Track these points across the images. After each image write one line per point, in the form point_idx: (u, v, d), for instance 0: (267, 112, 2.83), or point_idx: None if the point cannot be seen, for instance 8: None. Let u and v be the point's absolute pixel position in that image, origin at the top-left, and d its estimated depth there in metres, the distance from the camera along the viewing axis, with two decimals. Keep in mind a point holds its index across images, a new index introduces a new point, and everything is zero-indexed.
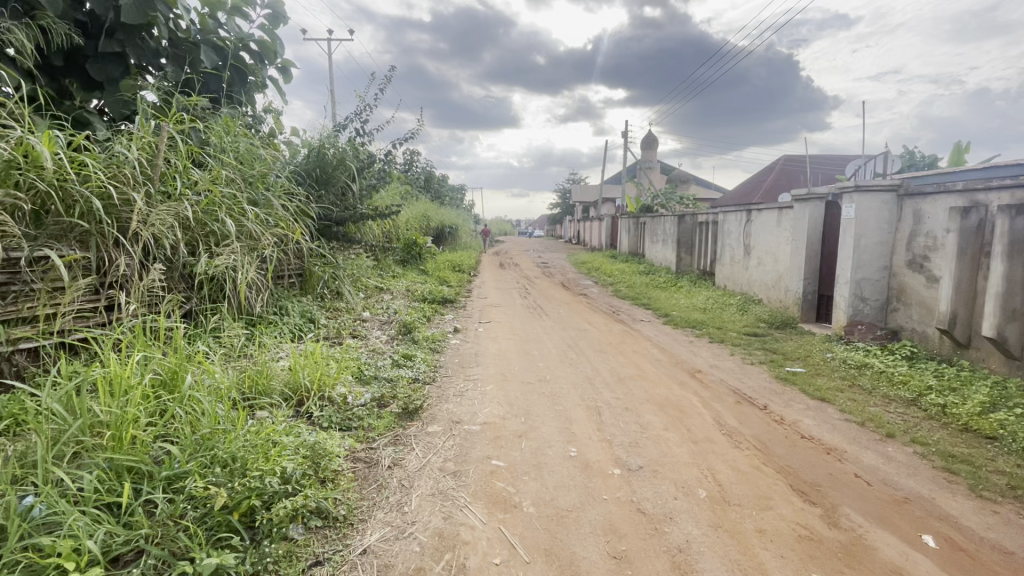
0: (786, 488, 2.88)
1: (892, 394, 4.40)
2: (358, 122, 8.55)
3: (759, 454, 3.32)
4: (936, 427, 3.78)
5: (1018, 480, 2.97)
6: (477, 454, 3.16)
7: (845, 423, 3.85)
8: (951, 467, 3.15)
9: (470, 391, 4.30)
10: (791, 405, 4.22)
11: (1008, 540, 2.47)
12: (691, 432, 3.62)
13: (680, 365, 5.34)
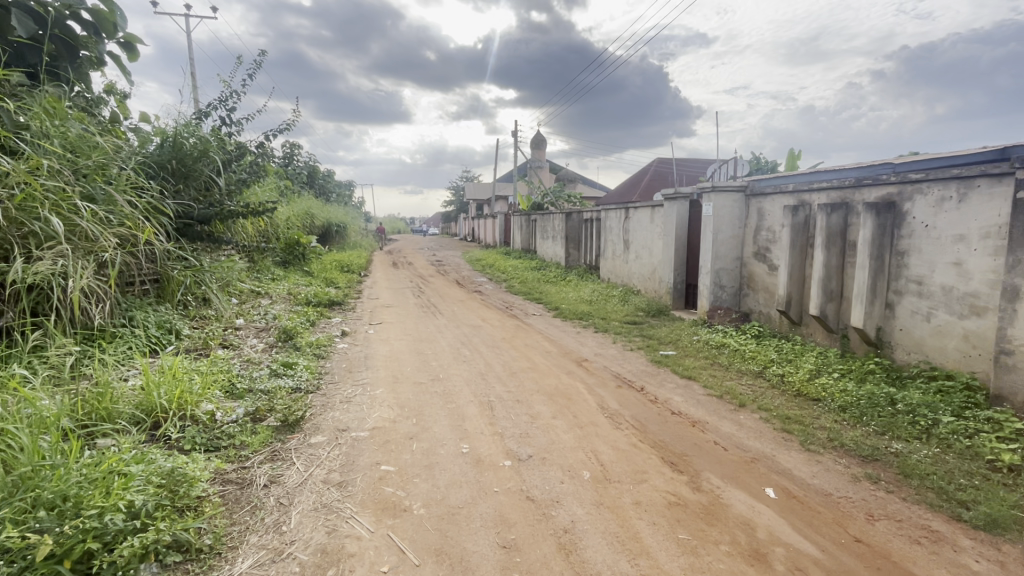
0: (659, 461, 3.17)
1: (744, 369, 5.04)
2: (224, 110, 7.77)
3: (636, 432, 3.61)
4: (777, 394, 4.41)
5: (835, 432, 3.56)
6: (365, 461, 3.03)
7: (707, 397, 4.34)
8: (788, 427, 3.69)
9: (358, 397, 4.12)
10: (664, 385, 4.64)
11: (827, 484, 2.96)
12: (577, 417, 3.82)
13: (568, 355, 5.61)
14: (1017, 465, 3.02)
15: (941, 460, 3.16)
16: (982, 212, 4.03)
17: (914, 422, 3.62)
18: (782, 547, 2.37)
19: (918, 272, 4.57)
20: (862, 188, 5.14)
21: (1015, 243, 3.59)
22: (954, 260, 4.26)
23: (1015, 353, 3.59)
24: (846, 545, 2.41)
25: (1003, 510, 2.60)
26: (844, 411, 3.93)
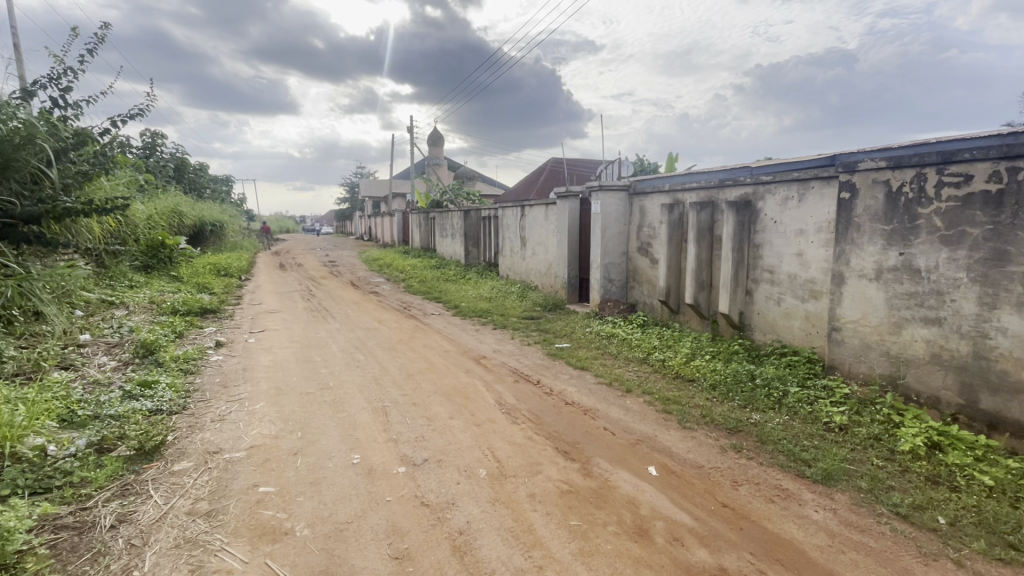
0: (553, 451, 3.27)
1: (630, 356, 5.40)
2: (56, 91, 6.62)
3: (532, 425, 3.69)
4: (659, 377, 4.77)
5: (707, 409, 3.94)
6: (240, 485, 2.75)
7: (598, 386, 4.57)
8: (667, 408, 4.01)
9: (233, 414, 3.73)
10: (559, 377, 4.81)
11: (700, 457, 3.25)
12: (475, 416, 3.81)
13: (467, 354, 5.59)
14: (845, 425, 3.56)
15: (790, 426, 3.62)
16: (816, 210, 4.69)
17: (769, 395, 4.11)
18: (661, 520, 2.55)
19: (770, 263, 5.20)
20: (725, 188, 5.73)
21: (840, 236, 4.21)
22: (796, 252, 4.91)
23: (842, 329, 4.22)
24: (715, 511, 2.66)
25: (835, 464, 3.04)
26: (714, 389, 4.36)
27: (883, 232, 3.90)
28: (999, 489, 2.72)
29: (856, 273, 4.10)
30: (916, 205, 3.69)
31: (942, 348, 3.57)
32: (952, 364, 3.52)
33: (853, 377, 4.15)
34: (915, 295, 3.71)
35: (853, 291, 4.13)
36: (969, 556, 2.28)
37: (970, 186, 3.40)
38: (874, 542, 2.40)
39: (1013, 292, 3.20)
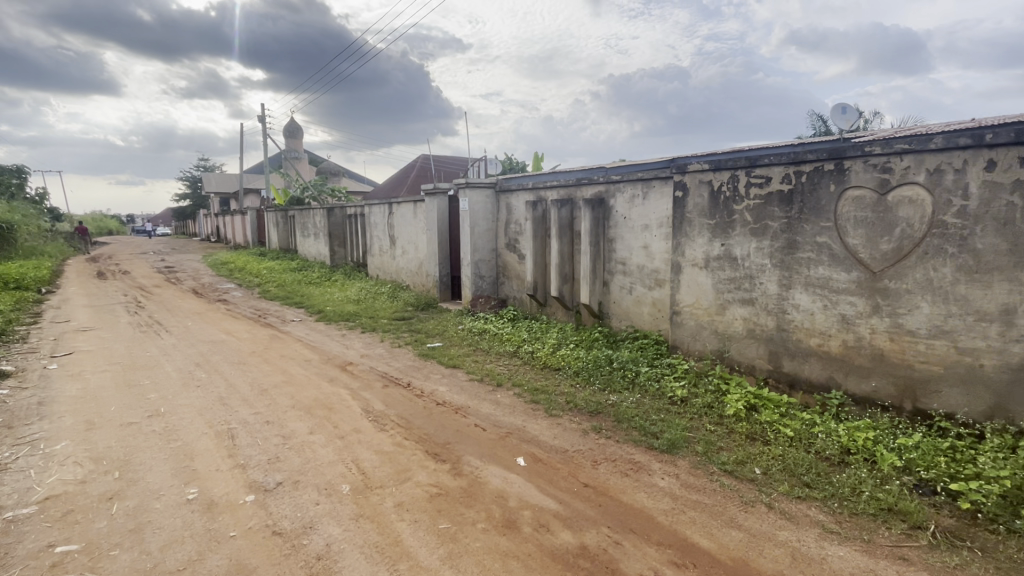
0: (422, 455, 3.19)
1: (501, 351, 5.51)
2: None
3: (401, 430, 3.56)
4: (528, 369, 4.94)
5: (571, 395, 4.17)
6: (27, 548, 2.22)
7: (469, 383, 4.58)
8: (535, 398, 4.16)
9: (22, 460, 3.01)
10: (430, 378, 4.72)
11: (564, 442, 3.42)
12: (339, 428, 3.57)
13: (331, 361, 5.23)
14: (685, 397, 4.01)
15: (641, 403, 3.99)
16: (657, 207, 5.21)
17: (624, 376, 4.49)
18: (529, 509, 2.62)
19: (622, 255, 5.67)
20: (582, 187, 6.10)
21: (676, 230, 4.74)
22: (642, 245, 5.42)
23: (681, 312, 4.76)
24: (577, 492, 2.81)
25: (677, 434, 3.40)
26: (577, 375, 4.64)
27: (709, 226, 4.46)
28: (797, 437, 3.28)
29: (690, 262, 4.65)
30: (732, 202, 4.29)
31: (755, 324, 4.20)
32: (762, 337, 4.16)
33: (691, 354, 4.71)
34: (734, 280, 4.32)
35: (688, 279, 4.67)
36: (778, 498, 2.71)
37: (770, 186, 4.04)
38: (708, 499, 2.73)
39: (802, 274, 3.87)
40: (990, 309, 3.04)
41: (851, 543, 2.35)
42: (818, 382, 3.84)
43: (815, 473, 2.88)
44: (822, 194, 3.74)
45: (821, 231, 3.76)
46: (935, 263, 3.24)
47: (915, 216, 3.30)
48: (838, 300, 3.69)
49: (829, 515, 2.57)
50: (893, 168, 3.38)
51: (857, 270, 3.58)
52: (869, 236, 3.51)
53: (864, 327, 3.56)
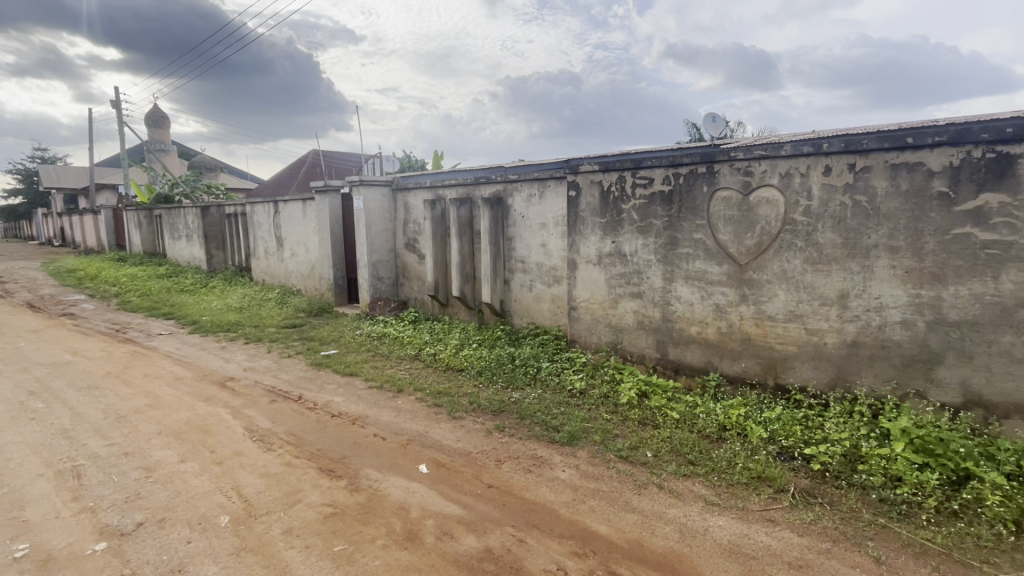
0: (315, 473, 2.97)
1: (402, 355, 5.33)
2: None
3: (291, 448, 3.27)
4: (430, 372, 4.84)
5: (474, 396, 4.14)
6: None
7: (368, 391, 4.36)
8: (438, 401, 4.08)
9: None
10: (324, 389, 4.41)
11: (468, 445, 3.37)
12: (217, 452, 3.20)
13: (208, 378, 4.69)
14: (584, 389, 4.17)
15: (543, 398, 4.07)
16: (553, 206, 5.36)
17: (526, 372, 4.56)
18: (432, 518, 2.54)
19: (521, 254, 5.76)
20: (480, 186, 6.09)
21: (571, 228, 4.91)
22: (540, 243, 5.55)
23: (578, 308, 4.95)
24: (481, 495, 2.78)
25: (576, 425, 3.52)
26: (480, 374, 4.62)
27: (600, 224, 4.68)
28: (682, 419, 3.55)
29: (584, 259, 4.84)
30: (620, 201, 4.53)
31: (643, 316, 4.49)
32: (650, 327, 4.45)
33: (588, 347, 4.91)
34: (625, 275, 4.57)
35: (583, 275, 4.87)
36: (667, 478, 2.91)
37: (653, 187, 4.32)
38: (605, 486, 2.85)
39: (683, 268, 4.21)
40: (831, 294, 3.52)
41: (729, 512, 2.58)
42: (698, 366, 4.19)
43: (698, 450, 3.13)
44: (697, 194, 4.08)
45: (697, 229, 4.10)
46: (788, 256, 3.68)
47: (772, 215, 3.72)
48: (713, 291, 4.05)
49: (710, 488, 2.81)
50: (754, 172, 3.78)
51: (728, 263, 3.96)
52: (736, 232, 3.90)
53: (735, 314, 3.95)
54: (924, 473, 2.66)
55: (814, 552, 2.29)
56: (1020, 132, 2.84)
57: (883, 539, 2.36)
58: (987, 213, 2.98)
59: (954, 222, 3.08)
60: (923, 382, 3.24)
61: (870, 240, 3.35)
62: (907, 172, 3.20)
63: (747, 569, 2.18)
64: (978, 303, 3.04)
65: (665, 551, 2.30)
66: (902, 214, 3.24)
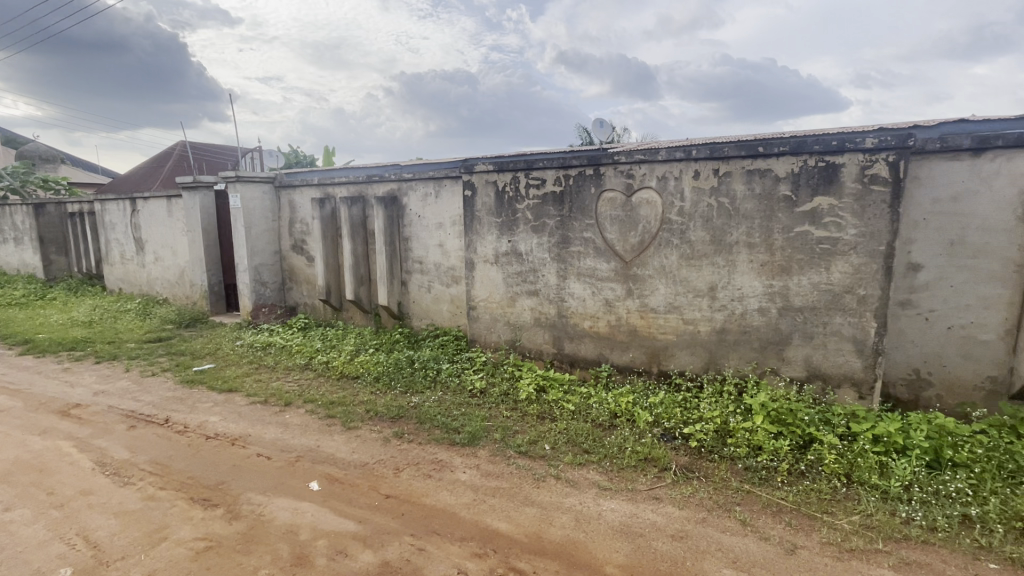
0: (185, 504, 2.64)
1: (290, 365, 4.95)
2: None
3: (154, 479, 2.88)
4: (322, 382, 4.55)
5: (371, 403, 3.97)
6: None
7: (250, 407, 3.99)
8: (331, 413, 3.84)
9: None
10: (196, 409, 3.94)
11: (364, 456, 3.22)
12: (57, 493, 2.72)
13: (44, 406, 3.97)
14: (484, 388, 4.19)
15: (444, 401, 4.02)
16: (449, 205, 5.31)
17: (425, 375, 4.47)
18: (324, 537, 2.38)
19: (418, 254, 5.64)
20: (372, 184, 5.85)
21: (467, 228, 4.90)
22: (438, 243, 5.47)
23: (477, 307, 4.96)
24: (378, 506, 2.66)
25: (477, 425, 3.52)
26: (377, 381, 4.44)
27: (496, 224, 4.73)
28: (578, 410, 3.71)
29: (482, 259, 4.86)
30: (515, 201, 4.61)
31: (540, 313, 4.62)
32: (546, 323, 4.60)
33: (488, 346, 4.93)
34: (521, 273, 4.66)
35: (481, 274, 4.89)
36: (564, 468, 3.02)
37: (545, 187, 4.46)
38: (505, 483, 2.88)
39: (575, 266, 4.39)
40: (702, 287, 3.89)
41: (619, 495, 2.74)
42: (591, 358, 4.41)
43: (591, 439, 3.29)
44: (585, 195, 4.28)
45: (587, 228, 4.31)
46: (666, 253, 4.00)
47: (652, 215, 4.02)
48: (602, 287, 4.29)
49: (603, 474, 2.96)
50: (635, 175, 4.05)
51: (614, 260, 4.21)
52: (621, 231, 4.15)
53: (622, 308, 4.22)
54: (778, 441, 3.05)
55: (692, 522, 2.51)
56: (842, 145, 3.35)
57: (747, 503, 2.66)
58: (820, 214, 3.48)
59: (796, 221, 3.55)
60: (776, 361, 3.71)
61: (732, 237, 3.76)
62: (760, 177, 3.63)
63: (636, 546, 2.33)
64: (815, 291, 3.54)
65: (562, 540, 2.38)
66: (756, 215, 3.67)
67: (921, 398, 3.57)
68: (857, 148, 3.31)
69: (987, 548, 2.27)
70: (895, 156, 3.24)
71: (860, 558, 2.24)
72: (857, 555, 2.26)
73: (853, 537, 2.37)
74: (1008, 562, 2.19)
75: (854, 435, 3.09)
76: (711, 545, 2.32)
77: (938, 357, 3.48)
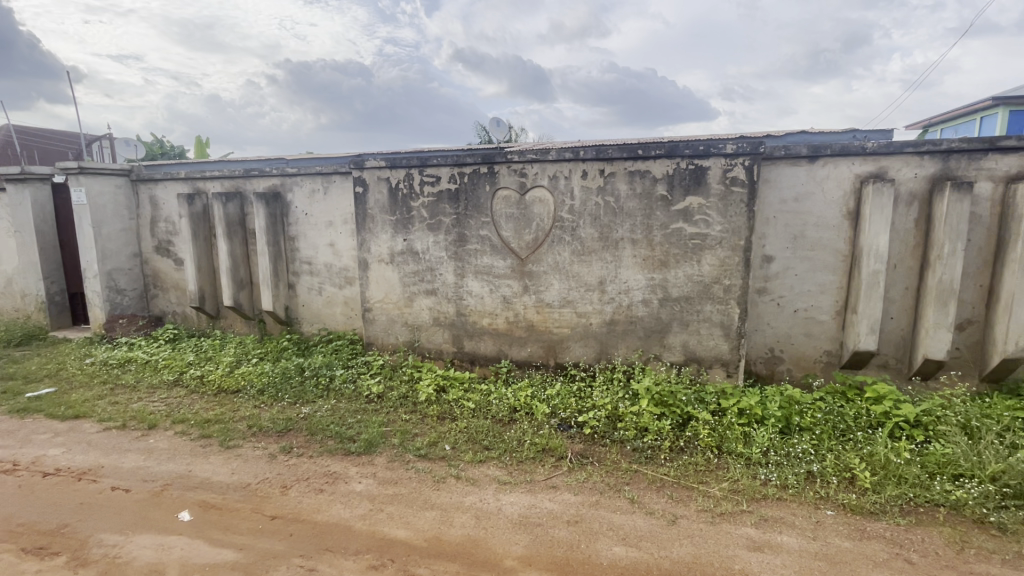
0: (14, 557, 2.22)
1: (155, 382, 4.38)
2: None
3: None
4: (195, 399, 4.08)
5: (254, 418, 3.64)
6: None
7: (102, 434, 3.46)
8: (206, 432, 3.46)
9: None
10: (30, 442, 3.33)
11: (246, 476, 2.94)
12: None
13: None
14: (381, 392, 4.04)
15: (338, 409, 3.80)
16: (339, 203, 5.03)
17: (317, 383, 4.20)
18: (196, 573, 2.14)
19: (307, 255, 5.28)
20: (251, 178, 5.36)
21: (359, 226, 4.68)
22: (328, 243, 5.16)
23: (372, 309, 4.76)
24: (262, 530, 2.44)
25: (373, 432, 3.38)
26: (262, 393, 4.09)
27: (390, 222, 4.58)
28: (478, 407, 3.71)
29: (376, 259, 4.68)
30: (409, 199, 4.49)
31: (438, 312, 4.55)
32: (446, 322, 4.55)
33: (386, 348, 4.77)
34: (418, 273, 4.56)
35: (376, 275, 4.70)
36: (464, 467, 3.01)
37: (440, 185, 4.39)
38: (404, 488, 2.80)
39: (472, 264, 4.39)
40: (593, 281, 4.10)
41: (519, 488, 2.80)
42: (491, 355, 4.45)
43: (492, 435, 3.31)
44: (480, 193, 4.29)
45: (483, 226, 4.32)
46: (559, 249, 4.15)
47: (545, 213, 4.15)
48: (500, 284, 4.34)
49: (502, 468, 3.00)
50: (528, 174, 4.14)
51: (510, 257, 4.28)
52: (516, 229, 4.23)
53: (519, 304, 4.31)
54: (661, 421, 3.31)
55: (586, 506, 2.63)
56: (707, 150, 3.70)
57: (635, 482, 2.85)
58: (691, 212, 3.82)
59: (672, 219, 3.87)
60: (659, 347, 4.03)
61: (618, 234, 4.00)
62: (640, 178, 3.89)
63: (534, 536, 2.39)
64: (690, 282, 3.89)
65: (462, 539, 2.36)
66: (638, 212, 3.93)
67: (775, 373, 4.08)
68: (719, 153, 3.69)
69: (825, 498, 2.65)
70: (749, 161, 3.66)
71: (729, 519, 2.51)
72: (726, 518, 2.53)
73: (723, 502, 2.64)
74: (840, 508, 2.58)
75: (723, 410, 3.44)
76: (603, 526, 2.46)
77: (787, 336, 4.01)
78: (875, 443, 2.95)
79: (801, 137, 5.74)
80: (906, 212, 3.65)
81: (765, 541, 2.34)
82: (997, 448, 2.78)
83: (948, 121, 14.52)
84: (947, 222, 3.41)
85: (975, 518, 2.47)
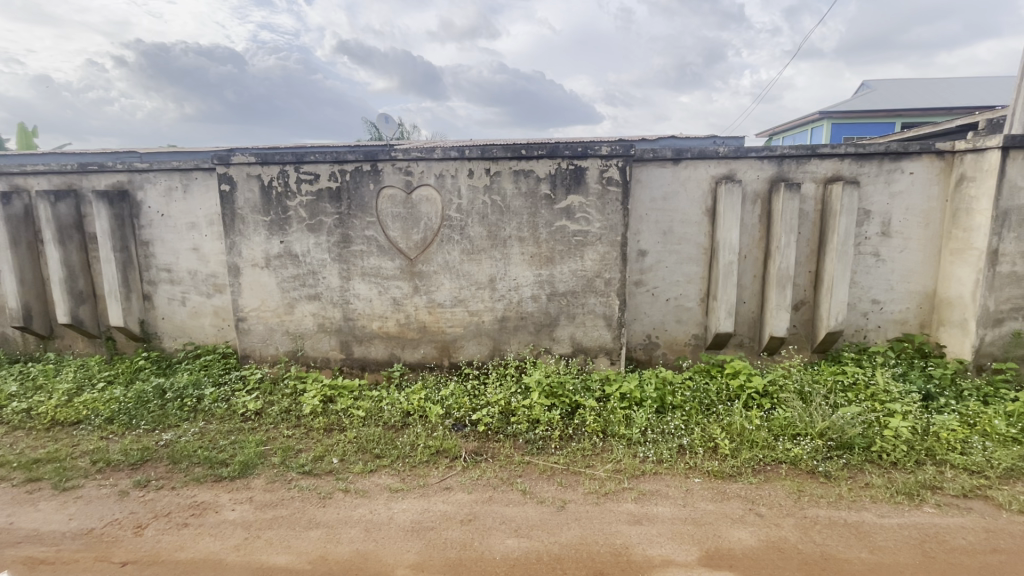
0: None
1: None
2: None
3: None
4: (19, 437, 3.42)
5: (100, 452, 3.14)
6: None
7: None
8: (34, 475, 2.92)
9: None
10: None
11: (88, 520, 2.53)
12: None
13: None
14: (260, 408, 3.71)
15: (208, 431, 3.42)
16: (201, 201, 4.52)
17: (182, 405, 3.74)
18: None
19: (165, 261, 4.67)
20: (88, 173, 4.61)
21: (228, 227, 4.25)
22: (191, 247, 4.62)
23: (247, 318, 4.35)
24: None
25: (250, 452, 3.09)
26: (110, 422, 3.55)
27: (264, 223, 4.21)
28: (368, 415, 3.56)
29: (249, 263, 4.28)
30: (285, 198, 4.16)
31: (323, 318, 4.29)
32: (332, 328, 4.30)
33: (265, 360, 4.39)
34: (299, 277, 4.26)
35: (250, 281, 4.31)
36: (354, 479, 2.87)
37: (319, 183, 4.12)
38: (285, 510, 2.60)
39: (357, 266, 4.20)
40: (483, 279, 4.13)
41: (411, 494, 2.73)
42: (382, 360, 4.30)
43: (383, 443, 3.20)
44: (364, 191, 4.10)
45: (368, 226, 4.15)
46: (448, 248, 4.12)
47: (432, 212, 4.09)
48: (388, 286, 4.20)
49: (394, 475, 2.91)
50: (413, 171, 4.05)
51: (398, 258, 4.16)
52: (403, 228, 4.13)
53: (409, 305, 4.21)
54: (551, 412, 3.43)
55: (479, 503, 2.64)
56: (585, 151, 3.91)
57: (527, 473, 2.92)
58: (573, 210, 4.01)
59: (556, 217, 4.02)
60: (548, 341, 4.18)
61: (506, 233, 4.07)
62: (525, 177, 3.99)
63: (427, 541, 2.35)
64: (574, 276, 4.09)
65: (351, 555, 2.25)
66: (524, 211, 4.04)
67: (652, 357, 4.44)
68: (596, 154, 3.90)
69: (694, 467, 2.94)
70: (622, 162, 3.92)
71: (612, 498, 2.67)
72: (610, 497, 2.69)
73: (608, 482, 2.81)
74: (706, 474, 2.88)
75: (607, 396, 3.67)
76: (495, 521, 2.49)
77: (661, 323, 4.38)
78: (733, 413, 3.34)
79: (668, 141, 6.29)
80: (752, 209, 4.16)
81: (643, 513, 2.54)
82: (824, 408, 3.29)
83: (787, 130, 16.90)
84: (782, 218, 3.95)
85: (809, 470, 2.89)
